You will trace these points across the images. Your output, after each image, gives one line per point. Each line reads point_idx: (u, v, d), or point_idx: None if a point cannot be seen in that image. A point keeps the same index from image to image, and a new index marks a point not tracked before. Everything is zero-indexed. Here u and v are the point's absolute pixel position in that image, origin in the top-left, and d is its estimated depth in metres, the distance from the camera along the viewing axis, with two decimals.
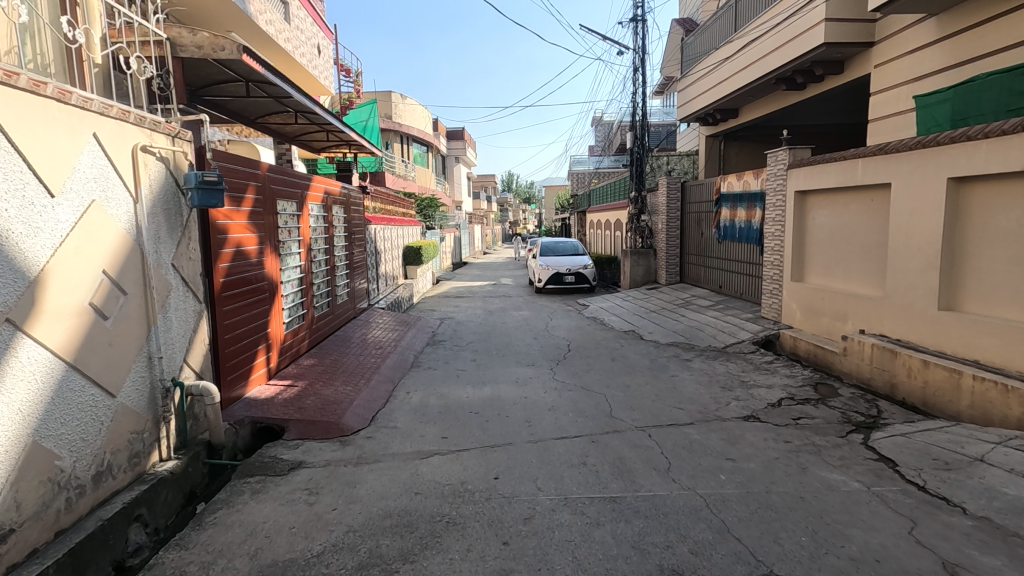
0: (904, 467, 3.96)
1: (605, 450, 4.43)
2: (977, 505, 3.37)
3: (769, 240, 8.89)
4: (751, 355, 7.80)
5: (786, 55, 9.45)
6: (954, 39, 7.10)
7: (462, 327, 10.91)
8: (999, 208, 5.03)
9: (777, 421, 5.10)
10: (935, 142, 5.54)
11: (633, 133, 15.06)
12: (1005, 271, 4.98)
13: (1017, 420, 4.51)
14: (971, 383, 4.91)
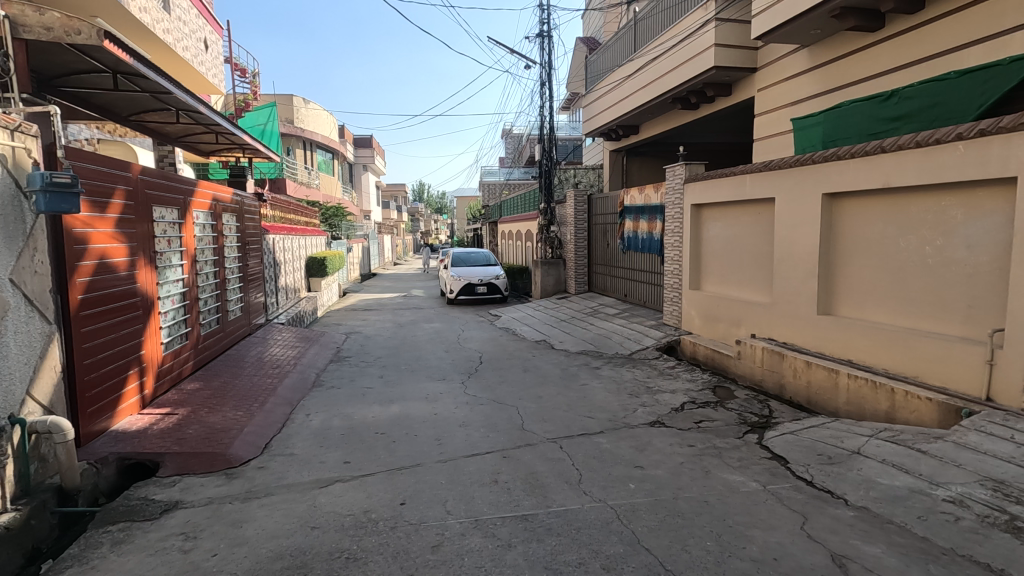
0: (795, 464, 4.20)
1: (516, 466, 4.32)
2: (857, 496, 3.62)
3: (669, 250, 9.32)
4: (655, 361, 8.09)
5: (681, 76, 10.03)
6: (824, 68, 7.87)
7: (370, 341, 10.44)
8: (866, 221, 5.56)
9: (681, 425, 5.28)
10: (811, 161, 6.05)
11: (541, 146, 15.34)
12: (872, 278, 5.51)
13: (885, 413, 4.97)
14: (846, 381, 5.35)
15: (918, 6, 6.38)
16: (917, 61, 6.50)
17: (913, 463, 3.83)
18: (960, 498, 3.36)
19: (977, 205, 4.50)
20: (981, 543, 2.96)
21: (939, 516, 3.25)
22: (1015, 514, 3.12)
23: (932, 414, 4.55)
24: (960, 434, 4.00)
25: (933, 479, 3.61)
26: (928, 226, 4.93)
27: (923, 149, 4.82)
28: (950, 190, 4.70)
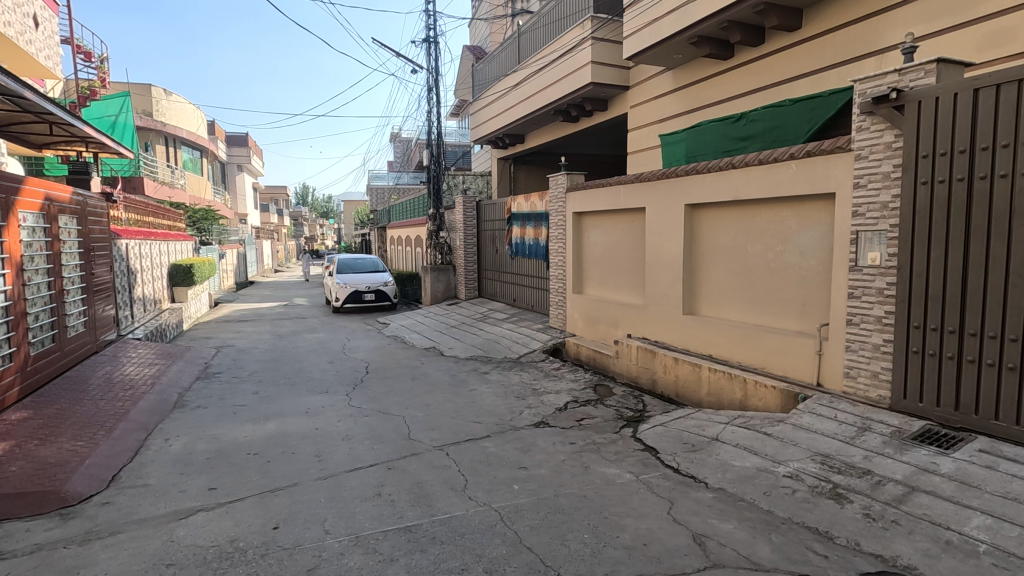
0: (664, 454, 4.53)
1: (402, 477, 4.22)
2: (715, 478, 4.00)
3: (553, 256, 9.67)
4: (541, 363, 8.36)
5: (562, 90, 10.49)
6: (686, 90, 8.66)
7: (245, 354, 9.67)
8: (721, 229, 6.17)
9: (564, 425, 5.50)
10: (675, 174, 6.62)
11: (429, 151, 15.23)
12: (726, 281, 6.13)
13: (739, 402, 5.54)
14: (708, 374, 5.91)
15: (759, 40, 7.25)
16: (760, 88, 7.39)
17: (760, 445, 4.31)
18: (797, 472, 3.83)
19: (808, 216, 5.17)
20: (811, 510, 3.41)
21: (780, 490, 3.69)
22: (837, 482, 3.62)
23: (776, 400, 5.15)
24: (797, 416, 4.57)
25: (775, 457, 4.09)
26: (769, 235, 5.58)
27: (764, 166, 5.46)
28: (787, 202, 5.35)
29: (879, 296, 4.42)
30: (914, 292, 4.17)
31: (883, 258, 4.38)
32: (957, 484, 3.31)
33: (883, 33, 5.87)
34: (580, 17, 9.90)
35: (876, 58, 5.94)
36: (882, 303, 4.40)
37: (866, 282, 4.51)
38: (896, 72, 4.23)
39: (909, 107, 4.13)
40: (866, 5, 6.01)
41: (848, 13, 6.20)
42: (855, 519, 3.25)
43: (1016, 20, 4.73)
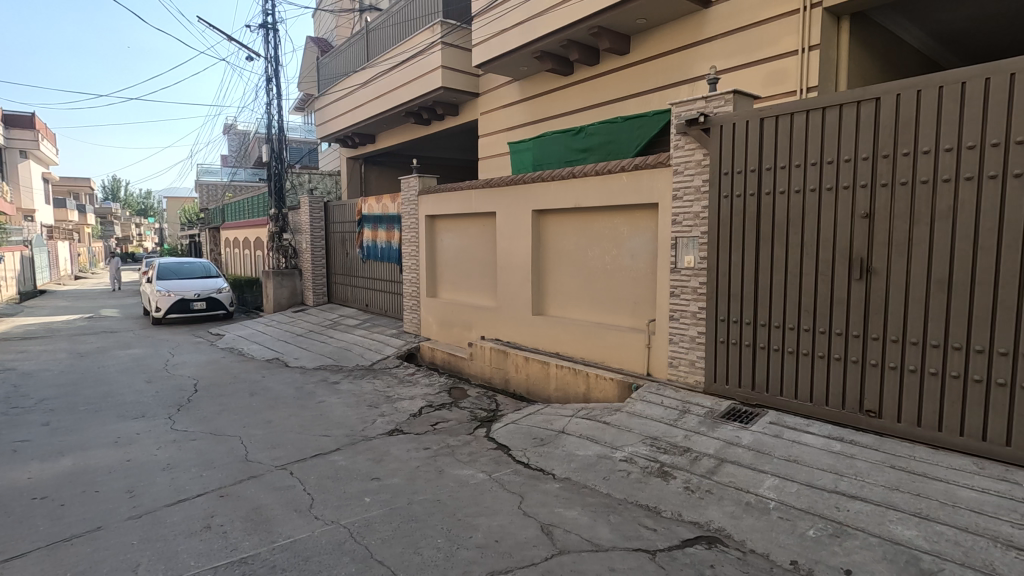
0: (515, 450, 4.69)
1: (237, 504, 3.82)
2: (562, 469, 4.23)
3: (406, 260, 9.50)
4: (395, 369, 8.17)
5: (412, 92, 10.38)
6: (532, 101, 9.09)
7: (31, 379, 8.03)
8: (564, 234, 6.56)
9: (418, 430, 5.43)
10: (523, 181, 6.90)
11: (269, 146, 14.04)
12: (570, 282, 6.54)
13: (583, 395, 5.96)
14: (555, 371, 6.26)
15: (595, 61, 7.87)
16: (596, 104, 8.02)
17: (600, 433, 4.67)
18: (631, 456, 4.21)
19: (637, 222, 5.71)
20: (643, 488, 3.77)
21: (617, 473, 4.02)
22: (664, 461, 4.06)
23: (614, 391, 5.62)
24: (630, 404, 5.04)
25: (613, 444, 4.46)
26: (606, 240, 6.06)
27: (600, 176, 5.92)
28: (620, 210, 5.87)
29: (694, 293, 5.05)
30: (720, 290, 4.83)
31: (696, 261, 5.02)
32: (754, 453, 3.90)
33: (693, 64, 6.74)
34: (429, 21, 9.91)
35: (689, 85, 6.79)
36: (696, 300, 5.03)
37: (684, 282, 5.12)
38: (704, 99, 4.87)
39: (714, 130, 4.77)
40: (679, 38, 6.84)
41: (666, 44, 7.00)
42: (677, 492, 3.66)
43: (789, 63, 5.73)
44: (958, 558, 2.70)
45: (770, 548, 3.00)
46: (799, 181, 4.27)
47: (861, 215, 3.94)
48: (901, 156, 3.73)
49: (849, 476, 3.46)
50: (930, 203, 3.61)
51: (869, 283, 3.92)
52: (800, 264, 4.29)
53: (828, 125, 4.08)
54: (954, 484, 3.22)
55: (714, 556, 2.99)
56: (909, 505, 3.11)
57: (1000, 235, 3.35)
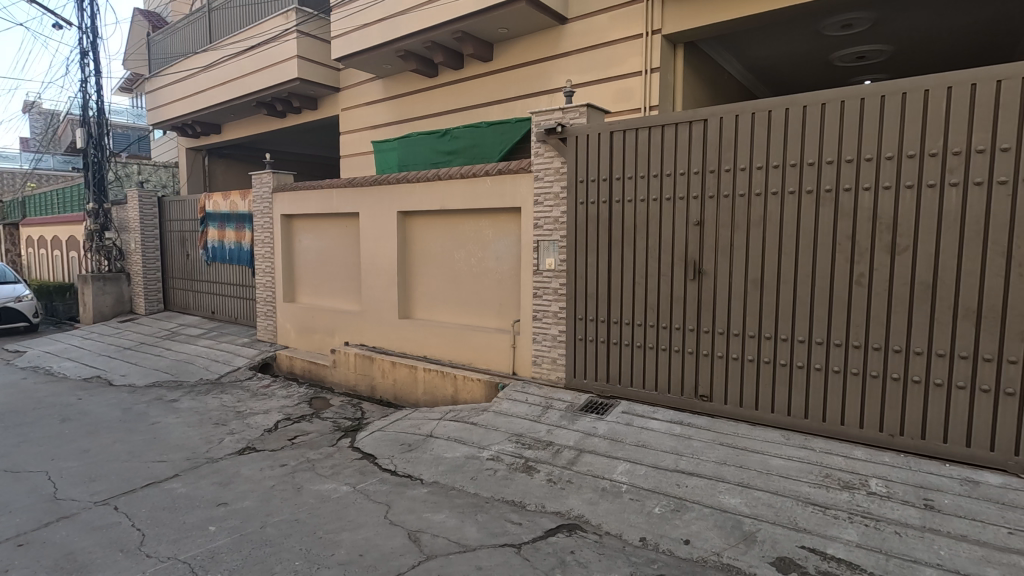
0: (381, 459, 4.55)
1: (42, 552, 3.23)
2: (430, 473, 4.19)
3: (258, 262, 8.75)
4: (247, 382, 7.49)
5: (265, 80, 9.61)
6: (396, 100, 8.90)
7: None
8: (430, 236, 6.51)
9: (273, 447, 5.03)
10: (387, 181, 6.73)
11: (86, 130, 12.08)
12: (437, 284, 6.51)
13: (451, 397, 5.97)
14: (423, 374, 6.19)
15: (459, 65, 7.94)
16: (461, 108, 8.09)
17: (468, 434, 4.70)
18: (498, 454, 4.30)
19: (502, 226, 5.86)
20: (508, 485, 3.87)
21: (484, 472, 4.08)
22: (528, 456, 4.20)
23: (481, 392, 5.72)
24: (497, 403, 5.15)
25: (481, 443, 4.51)
26: (472, 242, 6.12)
27: (465, 179, 5.96)
28: (485, 214, 5.97)
29: (555, 294, 5.30)
30: (579, 290, 5.14)
31: (556, 263, 5.27)
32: (609, 441, 4.21)
33: (551, 75, 7.09)
34: (282, 7, 9.30)
35: (548, 96, 7.15)
36: (557, 300, 5.29)
37: (546, 283, 5.36)
38: (561, 110, 5.14)
39: (570, 140, 5.06)
40: (539, 50, 7.16)
41: (526, 55, 7.29)
42: (541, 485, 3.81)
43: (634, 82, 6.30)
44: (771, 518, 3.15)
45: (622, 528, 3.25)
46: (644, 190, 4.69)
47: (694, 223, 4.43)
48: (724, 172, 4.26)
49: (687, 456, 3.87)
50: (746, 213, 4.17)
51: (701, 283, 4.42)
52: (645, 266, 4.71)
53: (667, 141, 4.53)
54: (768, 454, 3.76)
55: (574, 542, 3.16)
56: (734, 477, 3.56)
57: (797, 242, 3.97)
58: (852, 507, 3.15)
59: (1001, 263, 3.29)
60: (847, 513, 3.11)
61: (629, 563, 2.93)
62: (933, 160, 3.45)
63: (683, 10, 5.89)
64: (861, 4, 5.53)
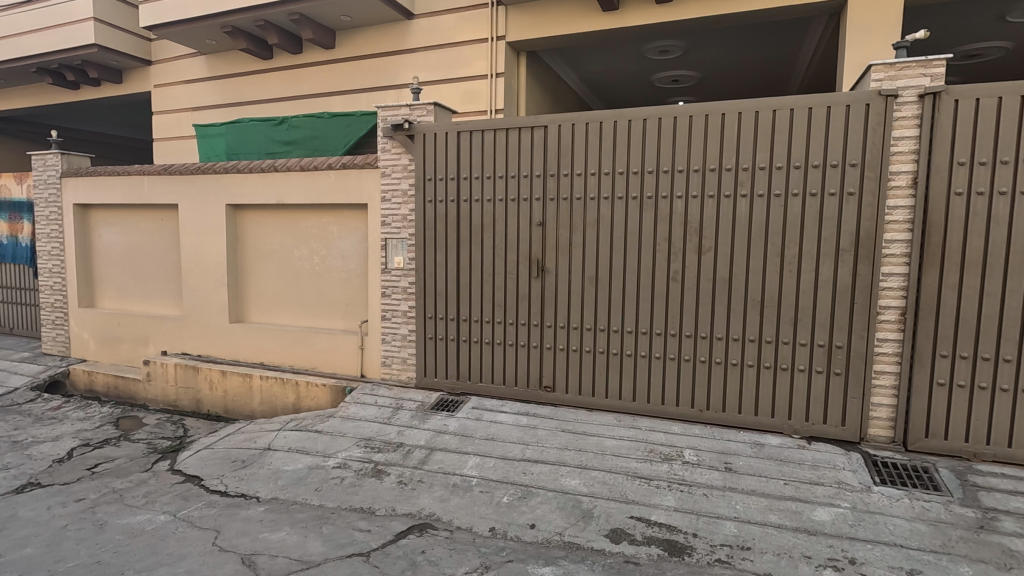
0: (208, 480, 4.07)
1: None
2: (267, 489, 3.84)
3: (42, 260, 7.30)
4: (28, 405, 6.22)
5: (48, 43, 8.03)
6: (223, 81, 8.03)
7: None
8: (266, 232, 5.99)
9: (66, 480, 4.24)
10: (212, 170, 6.04)
11: None
12: (274, 285, 6.02)
13: (292, 405, 5.59)
14: (259, 383, 5.71)
15: (298, 49, 7.42)
16: (299, 96, 7.56)
17: (312, 443, 4.41)
18: (345, 461, 4.10)
19: (347, 223, 5.60)
20: (356, 492, 3.71)
21: (330, 481, 3.86)
22: (378, 460, 4.08)
23: (327, 397, 5.43)
24: (344, 408, 4.92)
25: (326, 452, 4.27)
26: (314, 239, 5.76)
27: (306, 172, 5.59)
28: (328, 210, 5.66)
29: (404, 293, 5.22)
30: (428, 289, 5.11)
31: (405, 261, 5.18)
32: (459, 437, 4.26)
33: (397, 70, 6.95)
34: None
35: (395, 90, 6.99)
36: (407, 299, 5.21)
37: (395, 282, 5.24)
38: (408, 106, 5.06)
39: (417, 137, 5.01)
40: (384, 42, 6.97)
41: (372, 46, 7.05)
42: (391, 488, 3.72)
43: (480, 85, 6.44)
44: (606, 494, 3.45)
45: (472, 521, 3.31)
46: (491, 191, 4.81)
47: (536, 223, 4.66)
48: (563, 176, 4.55)
49: (533, 444, 4.08)
50: (583, 215, 4.50)
51: (543, 281, 4.68)
52: (493, 264, 4.85)
53: (511, 145, 4.70)
54: (603, 436, 4.12)
55: (425, 541, 3.14)
56: (574, 460, 3.84)
57: (625, 242, 4.39)
58: (671, 476, 3.58)
59: (777, 261, 3.97)
60: (667, 482, 3.53)
61: (479, 554, 3.00)
62: (728, 173, 4.05)
63: (525, 20, 6.17)
64: (674, 34, 6.29)
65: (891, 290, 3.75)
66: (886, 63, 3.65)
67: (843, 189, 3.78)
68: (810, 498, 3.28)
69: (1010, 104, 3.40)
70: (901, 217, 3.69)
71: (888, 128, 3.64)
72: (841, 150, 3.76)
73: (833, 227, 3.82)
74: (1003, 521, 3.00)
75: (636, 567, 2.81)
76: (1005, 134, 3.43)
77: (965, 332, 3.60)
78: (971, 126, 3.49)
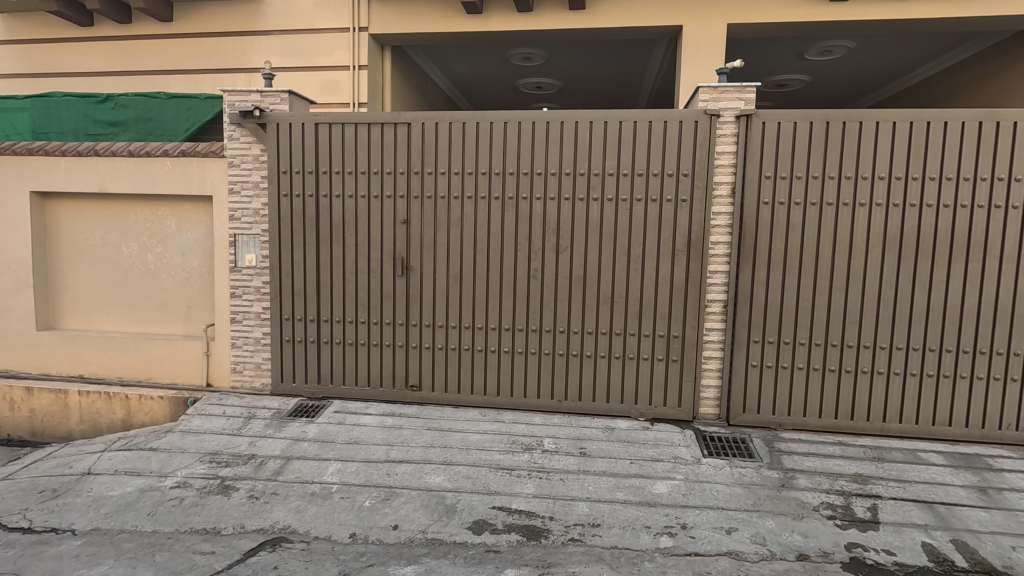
0: (5, 516, 3.44)
1: None
2: (85, 520, 3.33)
3: None
4: None
5: None
6: (27, 47, 6.82)
7: None
8: (84, 225, 5.21)
9: None
10: (9, 151, 5.10)
11: None
12: (96, 285, 5.25)
13: (121, 422, 4.96)
14: (77, 399, 5.00)
15: (126, 18, 6.54)
16: (129, 71, 6.68)
17: (144, 463, 3.93)
18: (185, 480, 3.71)
19: (186, 216, 5.06)
20: (198, 512, 3.37)
21: (166, 504, 3.46)
22: (224, 475, 3.75)
23: (164, 410, 4.90)
24: (185, 421, 4.45)
25: (162, 471, 3.82)
26: (146, 234, 5.12)
27: (135, 159, 4.95)
28: (163, 201, 5.07)
29: (257, 293, 4.85)
30: (284, 289, 4.80)
31: (257, 259, 4.82)
32: (318, 444, 4.07)
33: (248, 53, 6.41)
34: None
35: (245, 74, 6.44)
36: (260, 300, 4.85)
37: (246, 282, 4.85)
38: (259, 93, 4.71)
39: (269, 127, 4.66)
40: (232, 22, 6.40)
41: (217, 24, 6.43)
42: (239, 504, 3.44)
43: (342, 76, 6.19)
44: (469, 488, 3.51)
45: (331, 530, 3.18)
46: (353, 187, 4.65)
47: (400, 221, 4.59)
48: (426, 174, 4.53)
49: (397, 445, 4.03)
50: (447, 214, 4.53)
51: (408, 279, 4.63)
52: (355, 262, 4.68)
53: (373, 140, 4.58)
54: (467, 432, 4.19)
55: (278, 556, 2.96)
56: (439, 457, 3.86)
57: (487, 241, 4.49)
58: (530, 465, 3.75)
59: (625, 259, 4.33)
60: (527, 470, 3.69)
61: (337, 563, 2.89)
62: (582, 178, 4.33)
63: (388, 13, 6.04)
64: (536, 43, 6.57)
65: (716, 286, 4.27)
66: (711, 86, 4.14)
67: (677, 196, 4.24)
68: (651, 474, 3.64)
69: (803, 129, 4.04)
70: (722, 222, 4.22)
71: (712, 144, 4.15)
72: (675, 161, 4.21)
73: (670, 229, 4.26)
74: (798, 478, 3.58)
75: (496, 555, 2.90)
76: (798, 154, 4.08)
77: (772, 321, 4.22)
78: (775, 146, 4.10)
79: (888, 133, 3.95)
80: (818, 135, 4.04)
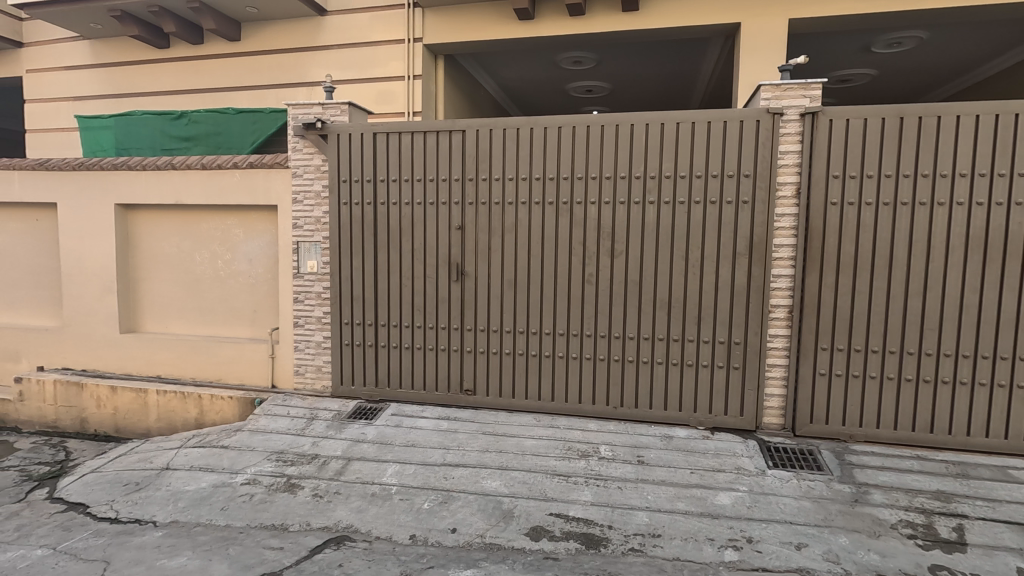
0: (94, 506, 3.69)
1: None
2: (165, 513, 3.53)
3: None
4: None
5: None
6: (111, 69, 7.35)
7: None
8: (161, 235, 5.55)
9: None
10: (96, 166, 5.50)
11: None
12: (171, 291, 5.58)
13: (194, 420, 5.24)
14: (155, 398, 5.31)
15: (198, 38, 6.93)
16: (201, 89, 7.08)
17: (216, 460, 4.13)
18: (254, 477, 3.87)
19: (252, 225, 5.31)
20: (267, 508, 3.51)
21: (238, 499, 3.63)
22: (290, 474, 3.89)
23: (234, 410, 5.13)
24: (253, 421, 4.65)
25: (233, 468, 4.01)
26: (216, 242, 5.40)
27: (207, 171, 5.24)
28: (232, 211, 5.33)
29: (319, 298, 5.03)
30: (344, 294, 4.95)
31: (319, 265, 5.00)
32: (377, 446, 4.16)
33: (309, 67, 6.68)
34: None
35: (306, 88, 6.72)
36: (321, 305, 5.02)
37: (308, 287, 5.04)
38: (320, 105, 4.89)
39: (331, 138, 4.83)
40: (294, 38, 6.69)
41: (280, 41, 6.74)
42: (304, 502, 3.56)
43: (397, 86, 6.37)
44: (526, 494, 3.51)
45: (392, 530, 3.24)
46: (409, 194, 4.76)
47: (456, 227, 4.66)
48: (482, 180, 4.58)
49: (453, 448, 4.07)
50: (501, 219, 4.57)
51: (463, 284, 4.68)
52: (412, 267, 4.78)
53: (429, 148, 4.67)
54: (522, 437, 4.20)
55: (342, 555, 3.04)
56: (495, 461, 3.88)
57: (542, 246, 4.49)
58: (587, 472, 3.71)
59: (683, 263, 4.24)
60: (584, 477, 3.65)
61: (398, 563, 2.95)
62: (638, 181, 4.27)
63: (442, 23, 6.17)
64: (587, 46, 6.54)
65: (780, 290, 4.11)
66: (773, 84, 4.00)
67: (738, 198, 4.11)
68: (713, 484, 3.53)
69: (875, 126, 3.84)
70: (787, 224, 4.06)
71: (775, 143, 4.01)
72: (736, 162, 4.09)
73: (730, 232, 4.14)
74: (873, 494, 3.39)
75: (555, 563, 2.88)
76: (869, 152, 3.88)
77: (842, 328, 4.03)
78: (844, 144, 3.91)
79: (971, 127, 3.70)
80: (891, 131, 3.83)
